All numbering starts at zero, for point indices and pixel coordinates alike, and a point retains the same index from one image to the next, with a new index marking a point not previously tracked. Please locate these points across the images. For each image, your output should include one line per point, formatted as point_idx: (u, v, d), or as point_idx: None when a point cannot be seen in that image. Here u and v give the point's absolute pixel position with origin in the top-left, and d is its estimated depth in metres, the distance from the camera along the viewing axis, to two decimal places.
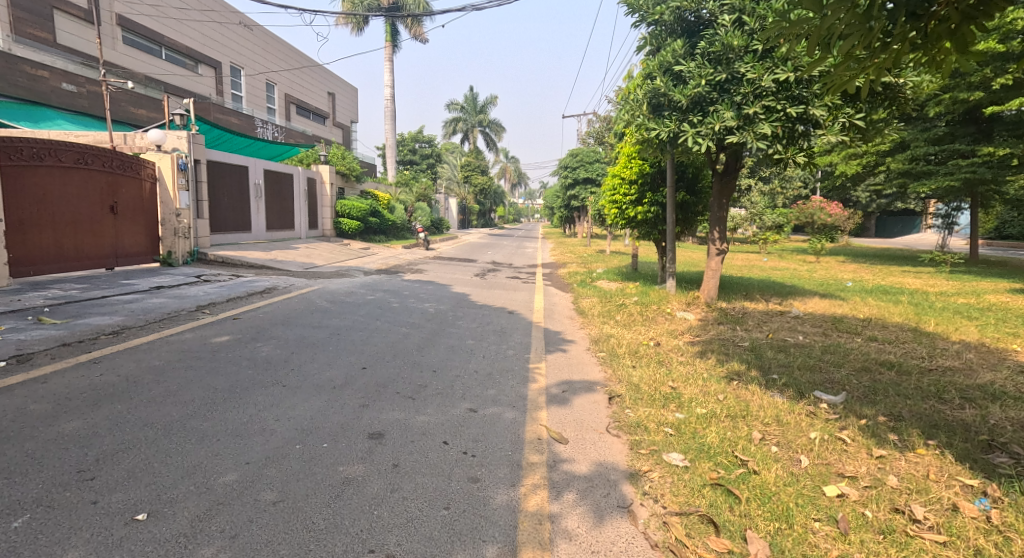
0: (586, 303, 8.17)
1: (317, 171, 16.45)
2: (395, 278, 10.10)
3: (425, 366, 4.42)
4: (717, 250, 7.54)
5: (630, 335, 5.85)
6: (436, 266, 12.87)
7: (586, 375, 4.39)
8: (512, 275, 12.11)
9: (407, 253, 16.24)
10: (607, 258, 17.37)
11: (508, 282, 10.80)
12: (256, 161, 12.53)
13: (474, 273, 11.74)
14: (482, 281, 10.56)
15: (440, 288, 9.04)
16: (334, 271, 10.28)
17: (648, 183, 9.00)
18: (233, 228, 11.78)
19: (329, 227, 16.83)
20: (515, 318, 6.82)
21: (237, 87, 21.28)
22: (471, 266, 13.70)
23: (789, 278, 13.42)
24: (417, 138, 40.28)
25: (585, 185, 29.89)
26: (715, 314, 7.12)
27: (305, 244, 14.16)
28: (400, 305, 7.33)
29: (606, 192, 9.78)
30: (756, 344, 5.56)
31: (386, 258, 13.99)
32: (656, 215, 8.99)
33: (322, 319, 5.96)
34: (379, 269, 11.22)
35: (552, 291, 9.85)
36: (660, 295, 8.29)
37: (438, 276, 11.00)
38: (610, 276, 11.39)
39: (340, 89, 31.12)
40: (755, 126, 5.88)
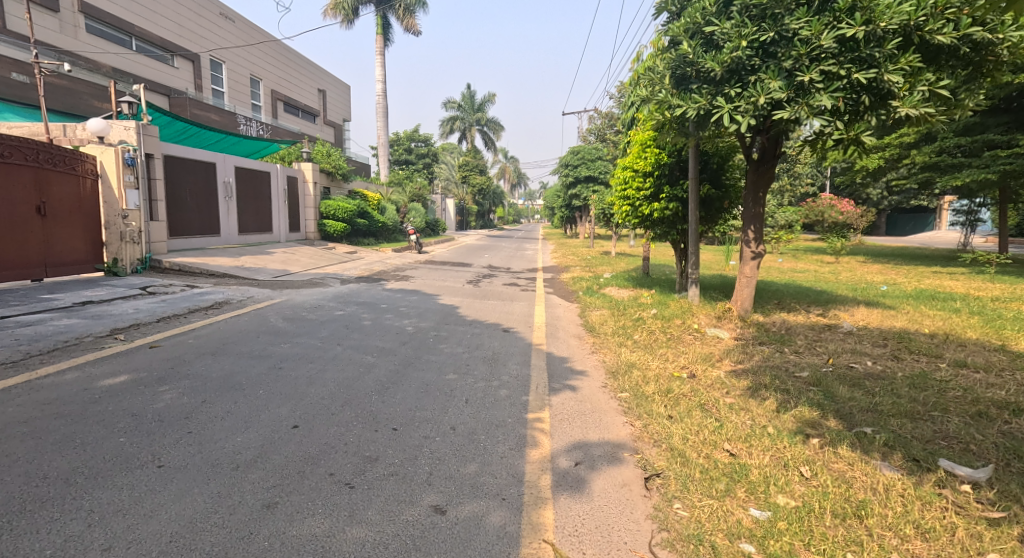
0: (596, 315, 6.97)
1: (299, 169, 15.28)
2: (376, 286, 8.90)
3: (385, 419, 3.21)
4: (752, 253, 6.32)
5: (656, 363, 4.64)
6: (427, 272, 11.67)
7: (607, 431, 3.18)
8: (510, 282, 10.95)
9: (397, 257, 15.04)
10: (613, 261, 16.16)
11: (504, 290, 9.59)
12: (225, 156, 11.33)
13: (467, 280, 10.54)
14: (476, 289, 9.36)
15: (425, 299, 7.85)
16: (308, 279, 9.07)
17: (665, 176, 7.79)
18: (198, 231, 10.56)
19: (313, 229, 15.63)
20: (512, 339, 5.62)
21: (218, 82, 20.14)
22: (466, 271, 12.50)
23: (816, 281, 12.19)
24: (413, 137, 39.12)
25: (587, 183, 28.70)
26: (753, 331, 5.90)
27: (284, 248, 12.95)
28: (375, 322, 6.13)
29: (615, 187, 8.57)
30: (819, 375, 4.35)
31: (373, 263, 12.82)
32: (675, 213, 7.78)
33: (268, 345, 4.76)
34: (361, 276, 10.02)
35: (554, 301, 8.65)
36: (682, 306, 7.08)
37: (427, 283, 9.80)
38: (619, 283, 10.19)
39: (331, 86, 30.01)
40: (812, 97, 4.65)
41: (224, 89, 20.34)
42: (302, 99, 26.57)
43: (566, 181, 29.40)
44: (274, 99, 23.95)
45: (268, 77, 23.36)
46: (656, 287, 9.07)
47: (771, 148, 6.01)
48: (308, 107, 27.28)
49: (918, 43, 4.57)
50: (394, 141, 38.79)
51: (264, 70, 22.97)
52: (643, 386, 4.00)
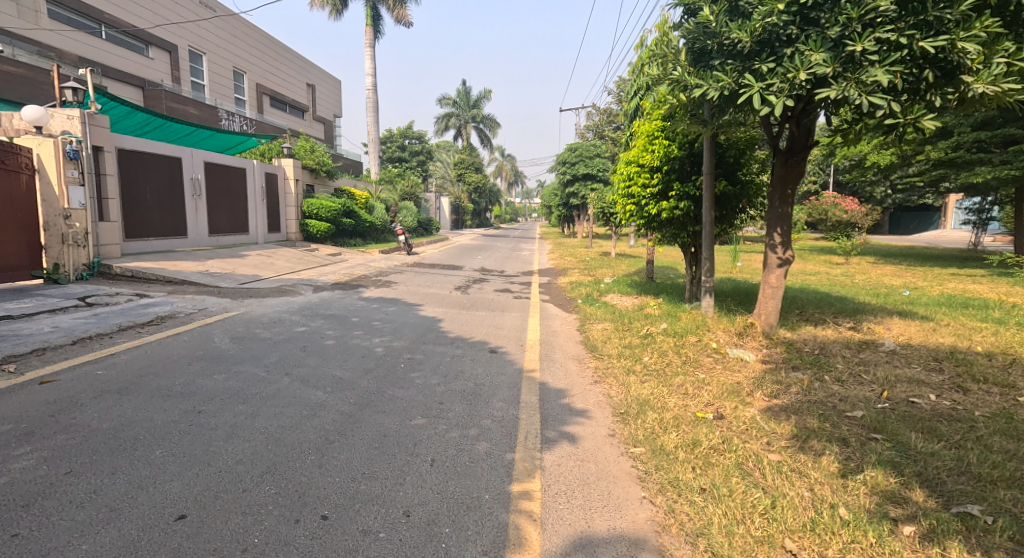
0: (597, 330, 6.13)
1: (279, 166, 14.37)
2: (352, 294, 8.01)
3: (314, 499, 2.34)
4: (779, 260, 5.45)
5: (674, 399, 3.78)
6: (413, 276, 10.79)
7: (618, 517, 2.33)
8: (503, 287, 10.09)
9: (383, 260, 14.13)
10: (613, 263, 15.27)
11: (496, 298, 8.71)
12: (192, 151, 10.43)
13: (455, 286, 9.67)
14: (464, 297, 8.47)
15: (404, 310, 6.96)
16: (277, 287, 8.18)
17: (675, 172, 6.93)
18: (161, 233, 9.65)
19: (295, 229, 14.75)
20: (499, 364, 4.75)
21: (198, 74, 19.25)
22: (455, 275, 11.62)
23: (832, 286, 11.37)
24: (406, 134, 38.18)
25: (585, 182, 27.86)
26: (782, 352, 5.04)
27: (260, 250, 12.06)
28: (341, 339, 5.25)
29: (618, 183, 7.71)
30: (879, 416, 3.49)
31: (356, 266, 11.93)
32: (686, 212, 6.94)
33: (199, 375, 3.88)
34: (339, 282, 9.13)
35: (550, 311, 7.80)
36: (695, 320, 6.23)
37: (411, 289, 8.93)
38: (621, 289, 9.34)
39: (320, 81, 29.10)
40: (863, 72, 3.79)
41: (205, 82, 19.44)
42: (289, 94, 25.65)
43: (563, 179, 28.52)
44: (259, 93, 23.05)
45: (253, 70, 22.46)
46: (664, 294, 8.21)
47: (801, 138, 5.16)
48: (296, 102, 26.34)
49: (997, 4, 3.71)
50: (387, 138, 37.83)
51: (248, 63, 22.06)
52: (661, 435, 3.15)
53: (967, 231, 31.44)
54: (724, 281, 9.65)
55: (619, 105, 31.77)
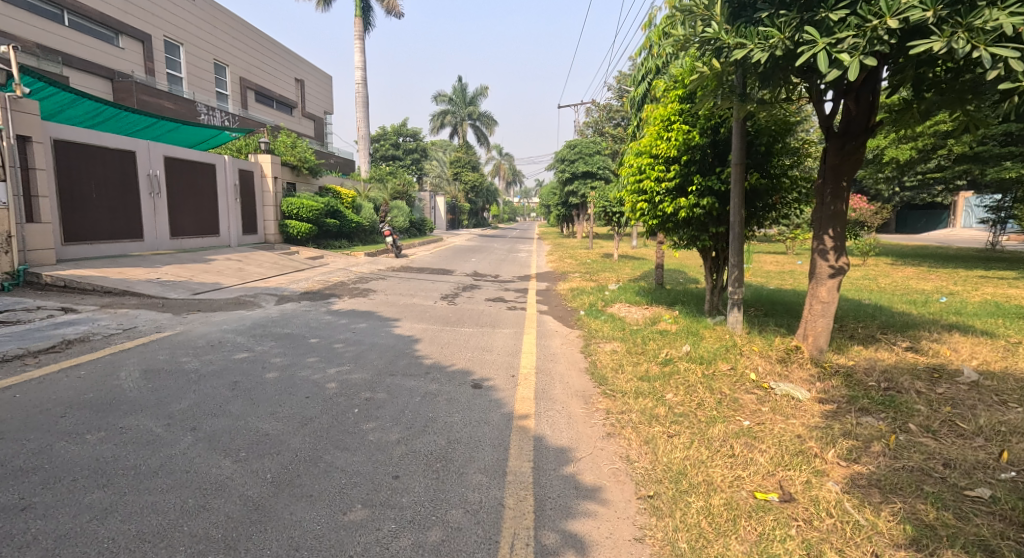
0: (605, 354, 5.08)
1: (255, 162, 13.30)
2: (320, 307, 6.95)
3: None
4: (831, 269, 4.41)
5: (718, 469, 2.73)
6: (396, 283, 9.72)
7: None
8: (496, 296, 9.04)
9: (368, 264, 13.08)
10: (617, 266, 14.22)
11: (487, 310, 7.64)
12: (149, 144, 9.38)
13: (441, 294, 8.63)
14: (450, 309, 7.41)
15: (376, 328, 5.90)
16: (234, 298, 7.11)
17: (695, 163, 5.90)
18: (110, 235, 8.59)
19: (274, 230, 13.70)
20: (484, 406, 3.68)
21: (175, 66, 18.27)
22: (444, 281, 10.57)
23: (858, 292, 10.35)
24: (401, 131, 37.07)
25: (585, 180, 26.84)
26: (840, 385, 4.01)
27: (231, 253, 11.02)
28: (287, 371, 4.18)
29: (626, 177, 6.68)
30: (1017, 496, 2.44)
31: (336, 271, 10.87)
32: (707, 211, 5.90)
33: (68, 434, 2.82)
34: (310, 291, 8.06)
35: (549, 325, 6.74)
36: (723, 341, 5.19)
37: (391, 299, 7.89)
38: (628, 298, 8.30)
39: (310, 76, 28.15)
40: (980, 15, 2.74)
41: (183, 75, 18.45)
42: (276, 88, 24.61)
43: (563, 177, 27.48)
44: (243, 87, 22.02)
45: (236, 63, 21.45)
46: (680, 305, 7.16)
47: (861, 118, 4.13)
48: (283, 98, 25.30)
49: None
50: (380, 135, 36.66)
51: (230, 55, 21.03)
52: (714, 547, 2.12)
53: (980, 229, 30.47)
54: (744, 289, 8.59)
55: (620, 100, 30.72)
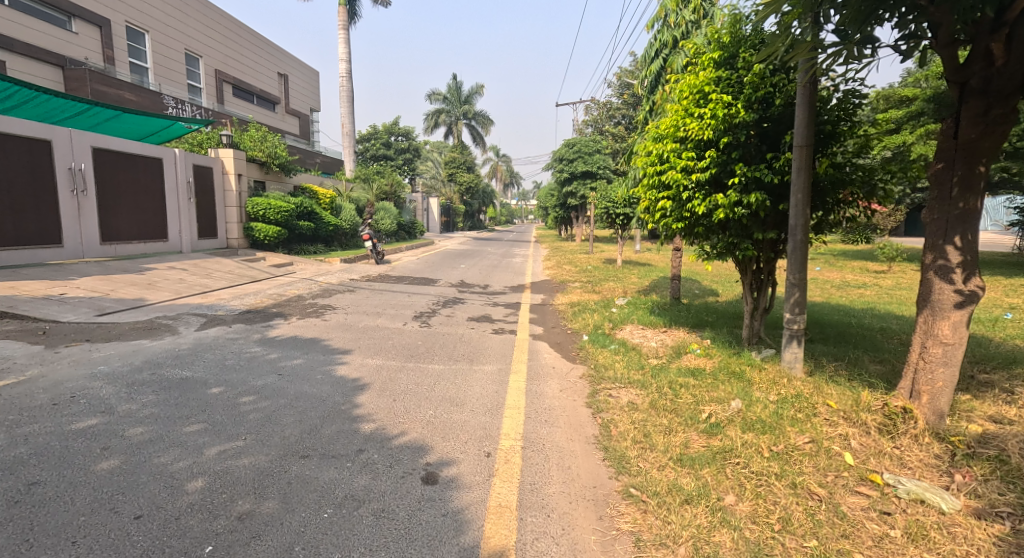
0: (620, 413, 3.64)
1: (215, 158, 11.93)
2: (255, 331, 5.51)
3: None
4: (962, 293, 2.96)
5: None
6: (365, 297, 8.29)
7: None
8: (480, 312, 7.60)
9: (343, 272, 11.66)
10: (621, 274, 12.80)
11: (467, 335, 6.22)
12: (73, 132, 7.96)
13: (414, 312, 7.21)
14: (420, 335, 5.98)
15: (315, 366, 4.47)
16: (149, 320, 5.68)
17: (736, 147, 4.48)
18: (16, 239, 7.16)
19: (237, 234, 12.27)
20: (432, 532, 2.25)
21: (140, 55, 16.97)
22: (423, 293, 9.13)
23: (902, 306, 8.95)
24: (392, 130, 35.66)
25: (584, 180, 25.46)
26: (1000, 481, 2.55)
27: (178, 261, 9.59)
28: (144, 451, 2.75)
29: (641, 168, 5.30)
30: None
31: (299, 281, 9.44)
32: (751, 211, 4.49)
33: None
34: (252, 309, 6.62)
35: (543, 356, 5.32)
36: (781, 396, 3.76)
37: (350, 319, 6.47)
38: (641, 317, 6.90)
39: (293, 69, 27.02)
40: None
41: (149, 65, 17.21)
42: (254, 82, 23.44)
43: (561, 178, 26.11)
44: (218, 80, 20.84)
45: (209, 55, 20.26)
46: (707, 331, 5.75)
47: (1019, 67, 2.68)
48: (263, 92, 24.15)
49: None
50: (370, 134, 35.21)
51: (203, 45, 19.84)
52: None
53: (998, 232, 29.19)
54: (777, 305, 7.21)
55: (620, 97, 29.39)
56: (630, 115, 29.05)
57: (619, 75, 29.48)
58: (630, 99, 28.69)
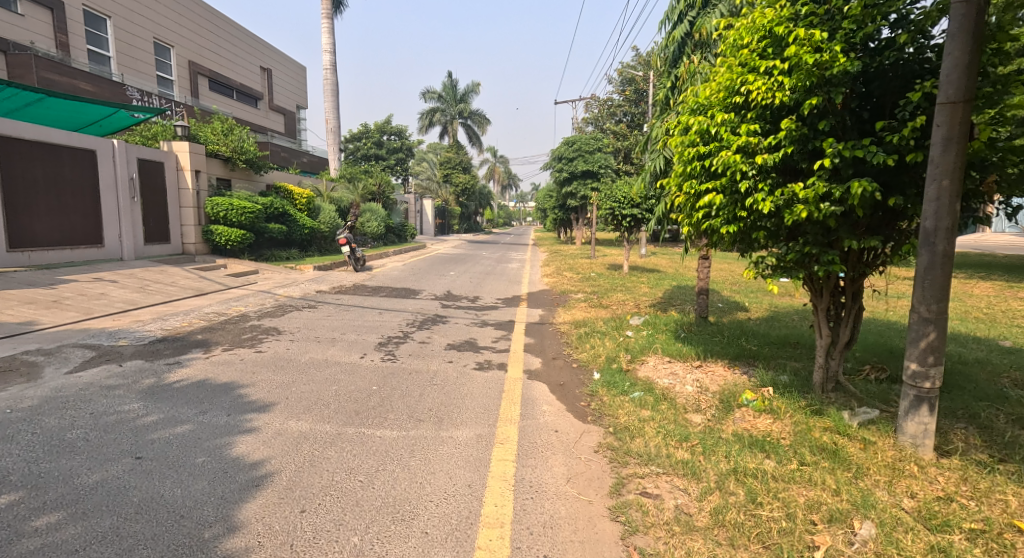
0: (668, 541, 2.23)
1: (168, 152, 10.57)
2: (150, 374, 4.07)
3: None
4: None
5: None
6: (325, 316, 6.87)
7: None
8: (461, 336, 6.18)
9: (313, 282, 10.24)
10: (628, 283, 11.43)
11: (442, 372, 4.80)
12: None
13: (379, 338, 5.81)
14: (378, 375, 4.56)
15: (203, 436, 3.05)
16: (12, 355, 4.24)
17: (824, 115, 3.09)
18: None
19: (196, 239, 10.96)
20: None
21: (99, 43, 15.68)
22: (399, 310, 7.70)
23: (964, 322, 7.60)
24: (384, 129, 34.37)
25: (584, 180, 24.18)
26: None
27: (111, 270, 8.16)
28: None
29: (677, 151, 3.95)
30: None
31: (253, 295, 8.02)
32: (845, 207, 3.10)
33: None
34: (169, 337, 5.20)
35: (539, 409, 3.91)
36: (923, 504, 2.35)
37: (292, 350, 5.04)
38: (663, 344, 5.51)
39: (275, 64, 25.85)
40: None
41: (111, 54, 16.06)
42: (232, 75, 22.23)
43: (560, 178, 24.83)
44: (191, 72, 19.66)
45: (180, 44, 19.05)
46: (760, 372, 4.37)
47: None
48: (242, 86, 22.92)
49: None
50: (361, 133, 33.85)
51: (174, 35, 18.76)
52: None
53: (1013, 234, 28.18)
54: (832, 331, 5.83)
55: (621, 94, 28.21)
56: (632, 113, 27.85)
57: (620, 70, 28.31)
58: (631, 95, 27.50)
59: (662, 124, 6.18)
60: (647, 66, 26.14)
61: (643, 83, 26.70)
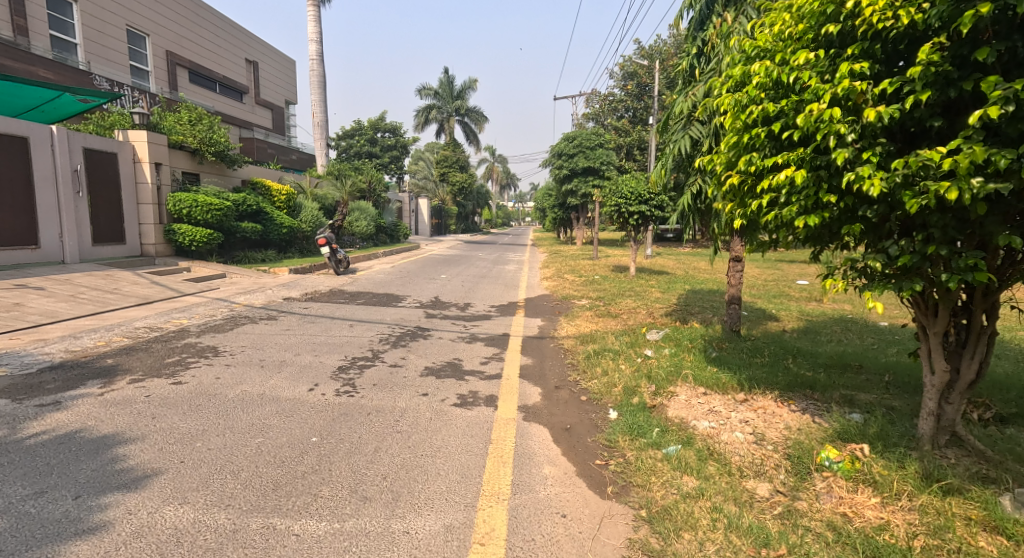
0: None
1: (124, 142, 9.50)
2: (4, 422, 2.96)
3: None
4: None
5: None
6: (282, 331, 5.77)
7: None
8: (443, 358, 5.07)
9: (284, 287, 9.12)
10: (637, 287, 10.34)
11: (411, 408, 3.69)
12: None
13: (339, 361, 4.69)
14: (325, 415, 3.46)
15: (7, 548, 1.92)
16: None
17: (979, 44, 2.01)
18: None
19: (156, 239, 9.93)
20: None
21: (64, 29, 14.60)
22: (374, 321, 6.59)
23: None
24: (377, 126, 33.24)
25: (585, 177, 23.13)
26: None
27: (43, 275, 7.05)
28: None
29: (729, 113, 2.89)
30: None
31: (206, 303, 6.91)
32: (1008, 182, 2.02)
33: None
34: (68, 363, 4.09)
35: (538, 473, 2.81)
36: None
37: (221, 381, 3.93)
38: (693, 369, 4.41)
39: (262, 56, 24.86)
40: None
41: (78, 41, 14.99)
42: (214, 67, 21.19)
43: (559, 175, 23.75)
44: (169, 63, 18.63)
45: (157, 33, 18.03)
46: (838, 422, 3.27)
47: None
48: (225, 79, 21.90)
49: None
50: (354, 130, 32.78)
51: (150, 23, 17.73)
52: None
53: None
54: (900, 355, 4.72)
55: (622, 88, 27.16)
56: (634, 108, 26.81)
57: (620, 64, 27.28)
58: (633, 89, 26.47)
59: (686, 98, 5.16)
60: (649, 59, 25.12)
61: (645, 77, 25.65)
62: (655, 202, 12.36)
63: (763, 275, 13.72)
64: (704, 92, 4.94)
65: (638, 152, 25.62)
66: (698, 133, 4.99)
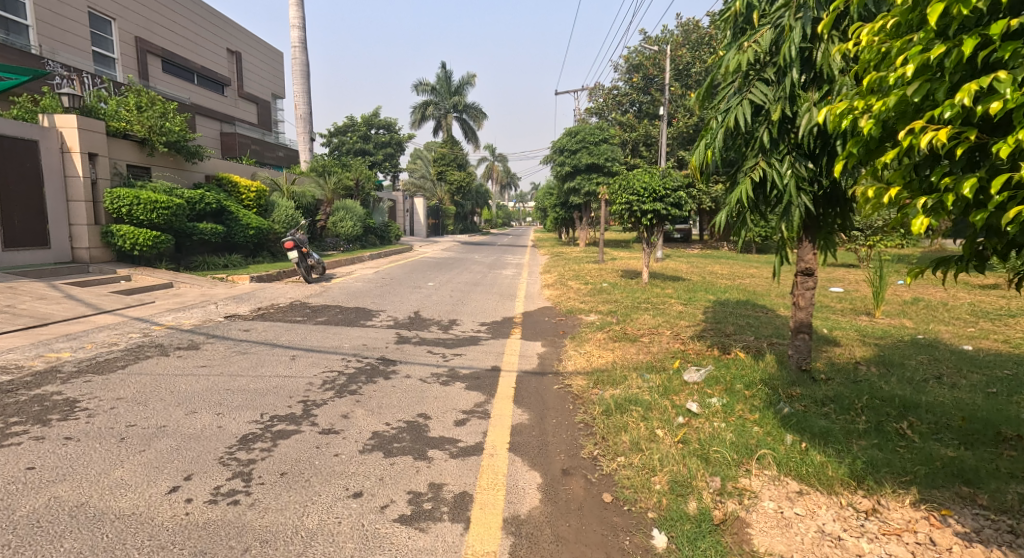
0: None
1: (50, 128, 8.10)
2: None
3: None
4: None
5: None
6: (195, 368, 4.30)
7: None
8: (404, 414, 3.61)
9: (237, 299, 7.69)
10: (652, 298, 8.92)
11: (326, 531, 2.23)
12: None
13: (248, 425, 3.23)
14: (167, 556, 2.00)
15: None
16: None
17: None
18: None
19: (90, 242, 8.50)
20: None
21: (14, 9, 13.19)
22: (328, 351, 5.13)
23: None
24: (371, 122, 31.92)
25: (589, 175, 21.68)
26: None
27: None
28: None
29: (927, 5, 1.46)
30: None
31: (116, 326, 5.44)
32: None
33: None
34: None
35: None
36: None
37: (34, 473, 2.48)
38: (768, 444, 2.94)
39: (246, 47, 23.49)
40: None
41: (30, 22, 13.58)
42: (190, 56, 19.81)
43: (561, 172, 22.32)
44: (138, 50, 17.28)
45: (123, 17, 16.67)
46: None
47: None
48: (204, 70, 20.54)
49: None
50: (347, 126, 31.46)
51: (115, 6, 16.34)
52: None
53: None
54: None
55: (627, 81, 25.79)
56: (640, 102, 25.40)
57: (625, 55, 25.87)
58: (639, 82, 25.06)
59: (739, 49, 3.67)
60: (657, 50, 23.71)
61: (651, 69, 24.25)
62: (672, 199, 10.90)
63: (790, 283, 12.28)
64: (773, 38, 3.46)
65: (645, 148, 24.16)
66: (758, 97, 3.51)
